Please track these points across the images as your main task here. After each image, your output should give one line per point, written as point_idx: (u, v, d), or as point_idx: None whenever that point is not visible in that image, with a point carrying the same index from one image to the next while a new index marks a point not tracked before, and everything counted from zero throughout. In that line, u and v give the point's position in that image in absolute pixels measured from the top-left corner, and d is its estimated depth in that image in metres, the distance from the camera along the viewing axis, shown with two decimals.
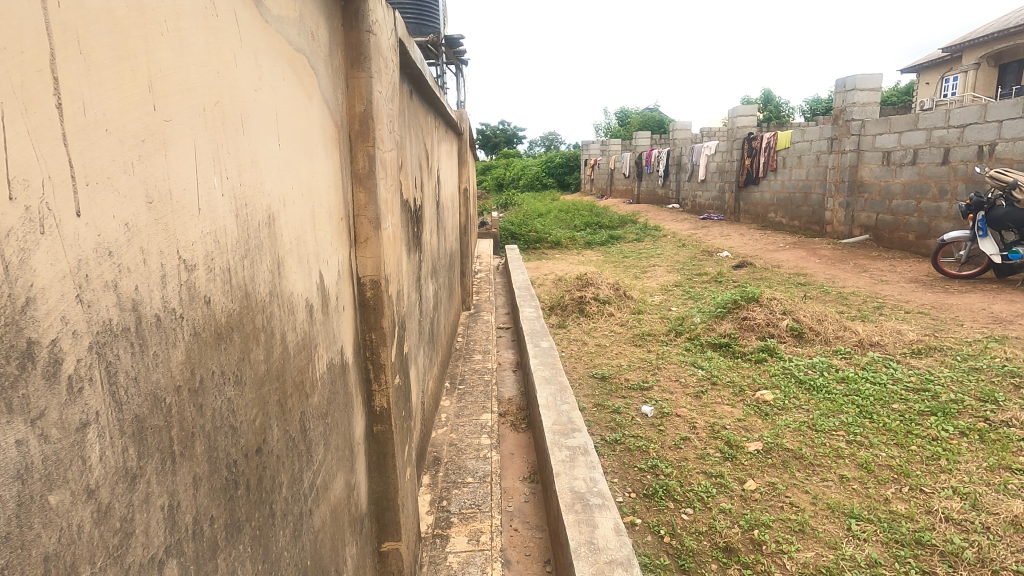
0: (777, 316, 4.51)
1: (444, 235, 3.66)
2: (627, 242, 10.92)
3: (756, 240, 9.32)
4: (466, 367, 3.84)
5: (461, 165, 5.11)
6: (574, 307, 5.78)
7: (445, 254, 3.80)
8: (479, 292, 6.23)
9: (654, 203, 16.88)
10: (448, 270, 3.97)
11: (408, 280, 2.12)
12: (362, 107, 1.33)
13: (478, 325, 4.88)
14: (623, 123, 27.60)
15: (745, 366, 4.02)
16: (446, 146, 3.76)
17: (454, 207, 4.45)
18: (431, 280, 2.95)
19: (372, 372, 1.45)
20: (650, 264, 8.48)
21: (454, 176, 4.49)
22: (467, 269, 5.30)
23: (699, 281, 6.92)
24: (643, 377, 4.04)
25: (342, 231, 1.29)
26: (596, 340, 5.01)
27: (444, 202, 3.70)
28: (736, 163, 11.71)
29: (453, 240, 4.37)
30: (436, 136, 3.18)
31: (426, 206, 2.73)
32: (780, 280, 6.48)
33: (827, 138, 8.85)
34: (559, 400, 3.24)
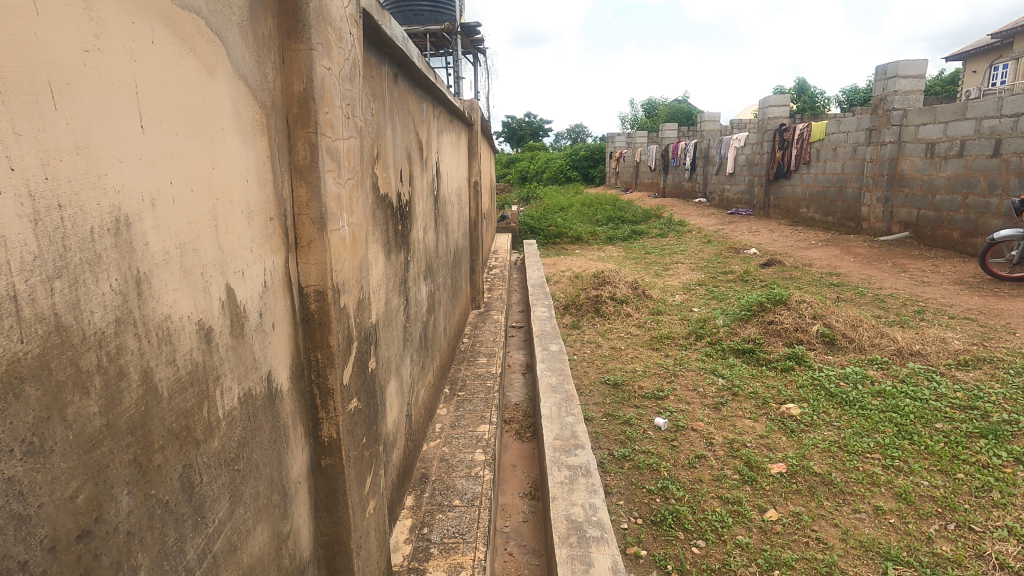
0: (806, 320, 4.18)
1: (446, 231, 3.46)
2: (650, 238, 10.56)
3: (787, 237, 8.87)
4: (469, 371, 3.63)
5: (471, 157, 4.89)
6: (589, 306, 5.52)
7: (448, 252, 3.58)
8: (492, 290, 6.02)
9: (681, 197, 16.37)
10: (452, 269, 3.76)
11: (385, 283, 1.91)
12: (302, 86, 1.12)
13: (486, 325, 4.66)
14: (650, 115, 26.95)
15: (770, 375, 3.72)
16: (449, 137, 3.54)
17: (461, 202, 4.23)
18: (426, 281, 2.74)
19: (317, 398, 1.24)
20: (673, 260, 8.14)
21: (461, 169, 4.27)
22: (477, 266, 5.09)
23: (724, 280, 6.58)
24: (658, 385, 3.78)
25: (273, 234, 1.08)
26: (611, 343, 4.74)
27: (447, 197, 3.49)
28: (767, 155, 11.20)
29: (459, 236, 4.15)
30: (435, 125, 2.95)
31: (418, 200, 2.53)
32: (812, 281, 6.09)
33: (865, 129, 8.34)
34: (564, 411, 3.01)
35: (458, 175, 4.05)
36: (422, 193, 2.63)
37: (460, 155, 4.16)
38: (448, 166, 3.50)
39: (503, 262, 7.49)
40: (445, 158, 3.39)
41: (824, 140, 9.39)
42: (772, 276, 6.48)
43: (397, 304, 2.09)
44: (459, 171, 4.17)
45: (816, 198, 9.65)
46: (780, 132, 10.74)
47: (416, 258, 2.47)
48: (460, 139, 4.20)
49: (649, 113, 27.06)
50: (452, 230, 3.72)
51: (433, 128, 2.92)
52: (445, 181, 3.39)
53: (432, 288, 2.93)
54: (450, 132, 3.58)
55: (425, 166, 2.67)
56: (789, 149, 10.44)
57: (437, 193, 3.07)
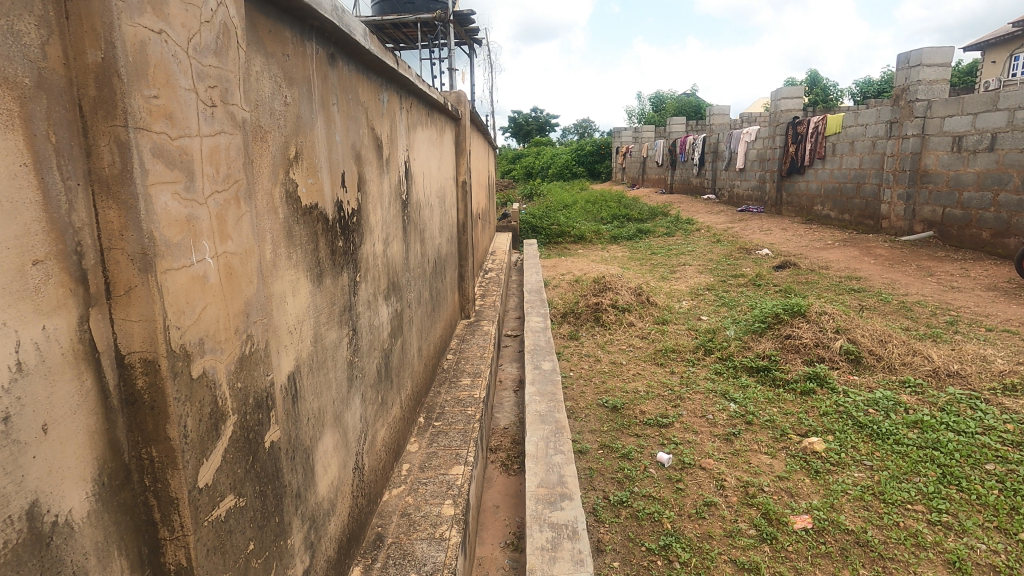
0: (828, 334, 3.76)
1: (422, 239, 3.06)
2: (656, 237, 10.12)
3: (801, 237, 8.40)
4: (450, 395, 3.25)
5: (458, 154, 4.49)
6: (589, 315, 5.11)
7: (426, 263, 3.18)
8: (485, 296, 5.63)
9: (689, 193, 15.87)
10: (431, 281, 3.37)
11: (313, 316, 1.52)
12: (99, 56, 0.74)
13: (474, 338, 4.27)
14: (658, 108, 26.38)
15: (789, 399, 3.31)
16: (425, 132, 3.16)
17: (444, 203, 3.84)
18: (389, 301, 2.35)
19: (155, 512, 0.86)
20: (680, 262, 7.72)
21: (444, 166, 3.88)
22: (467, 273, 4.70)
23: (735, 284, 6.16)
24: (663, 410, 3.37)
25: (41, 285, 0.70)
26: (611, 357, 4.35)
27: (423, 199, 3.11)
28: (779, 149, 10.70)
29: (442, 241, 3.76)
30: (401, 119, 2.57)
31: (375, 207, 2.15)
32: (831, 286, 5.65)
33: (885, 122, 7.86)
34: (552, 447, 2.61)
35: (439, 174, 3.66)
36: (382, 198, 2.25)
37: (442, 150, 3.78)
38: (424, 164, 3.13)
39: (500, 265, 7.09)
40: (419, 156, 3.00)
41: (840, 134, 8.89)
42: (786, 281, 6.04)
43: (335, 339, 1.69)
44: (442, 169, 3.79)
45: (832, 194, 9.16)
46: (793, 125, 10.23)
47: (371, 275, 2.09)
48: (443, 135, 3.83)
49: (656, 106, 26.48)
50: (430, 237, 3.33)
51: (399, 122, 2.54)
52: (419, 183, 3.00)
53: (399, 307, 2.54)
54: (426, 127, 3.20)
55: (386, 165, 2.29)
56: (802, 144, 9.94)
57: (406, 195, 2.69)
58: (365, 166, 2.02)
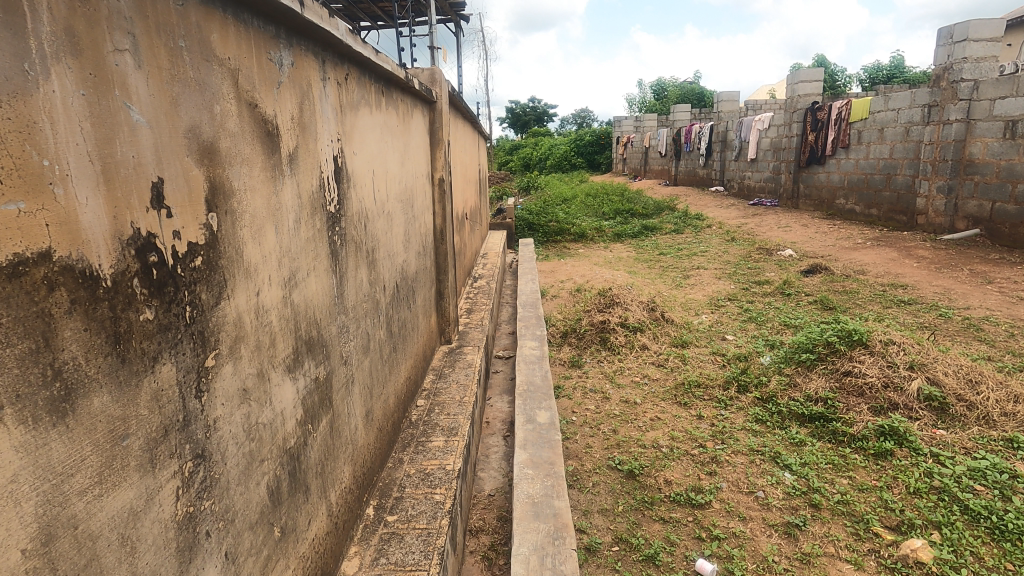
0: (899, 371, 2.96)
1: (370, 261, 2.25)
2: (663, 235, 9.31)
3: (826, 235, 7.58)
4: (416, 466, 2.46)
5: (432, 145, 3.67)
6: (594, 336, 4.31)
7: (379, 293, 2.37)
8: (472, 311, 4.82)
9: (694, 185, 15.06)
10: (389, 314, 2.56)
11: (34, 492, 0.71)
12: None
13: (454, 373, 3.47)
14: (660, 96, 25.48)
15: (860, 467, 2.52)
16: (374, 114, 2.34)
17: (411, 208, 3.02)
18: (300, 371, 1.54)
19: None
20: (694, 265, 6.91)
21: (412, 160, 3.07)
22: (446, 290, 3.89)
23: (760, 294, 5.38)
24: (695, 479, 2.58)
25: None
26: (623, 395, 3.56)
27: (372, 207, 2.30)
28: (797, 138, 9.86)
29: (408, 257, 2.95)
30: (323, 95, 1.75)
31: (261, 230, 1.34)
32: (874, 298, 4.85)
33: (921, 106, 7.04)
34: (549, 567, 1.83)
35: (402, 171, 2.85)
36: (279, 216, 1.43)
37: (406, 139, 2.96)
38: (373, 157, 2.31)
39: (492, 270, 6.29)
40: (363, 147, 2.18)
41: (867, 120, 8.07)
42: (820, 290, 5.25)
43: (131, 501, 0.88)
44: (408, 166, 2.98)
45: (858, 187, 8.35)
46: (812, 111, 9.38)
47: (251, 343, 1.27)
48: (408, 123, 3.02)
49: (658, 93, 25.46)
50: (387, 256, 2.51)
51: (320, 98, 1.72)
52: (364, 184, 2.18)
53: (324, 371, 1.73)
54: (377, 109, 2.39)
55: (287, 162, 1.48)
56: (823, 132, 9.10)
57: (338, 205, 1.88)
58: (231, 166, 1.21)
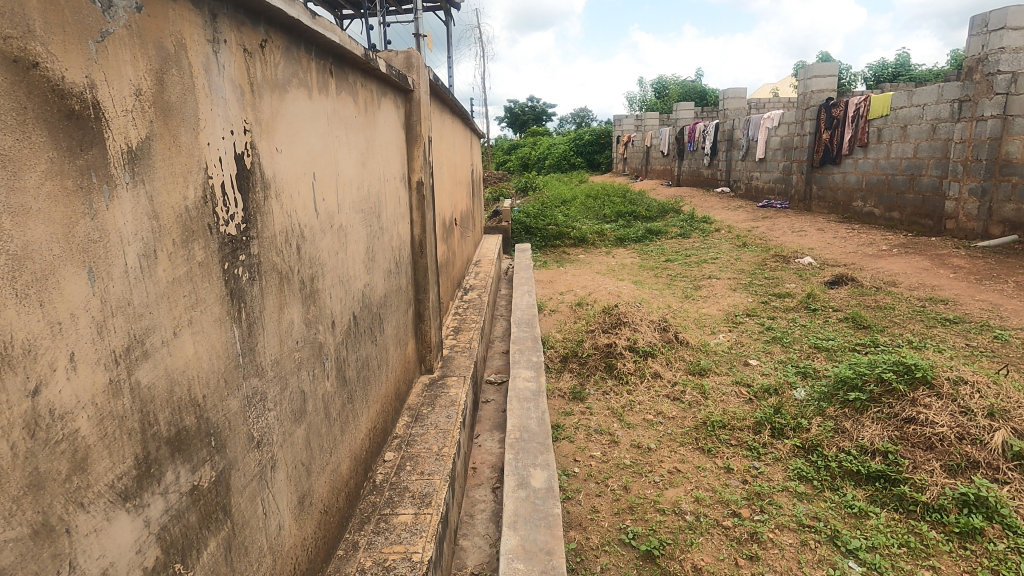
0: (977, 420, 2.41)
1: (308, 294, 1.69)
2: (669, 239, 8.76)
3: (846, 241, 7.04)
4: (374, 555, 1.90)
5: (407, 142, 3.12)
6: (598, 362, 3.76)
7: (323, 334, 1.81)
8: (459, 331, 4.26)
9: (698, 185, 14.52)
10: (342, 357, 2.01)
11: None
12: None
13: (434, 413, 2.92)
14: (661, 95, 24.94)
15: (944, 552, 1.98)
16: (315, 100, 1.78)
17: (376, 218, 2.46)
18: (154, 493, 0.99)
19: None
20: (704, 274, 6.36)
21: (378, 159, 2.51)
22: (426, 311, 3.33)
23: (781, 309, 4.84)
24: (731, 566, 2.03)
25: None
26: (634, 438, 3.01)
27: (312, 221, 1.73)
28: (809, 136, 9.31)
29: (371, 279, 2.39)
30: (211, 64, 1.18)
31: (50, 280, 0.78)
32: (913, 315, 4.31)
33: (950, 101, 6.57)
34: None
35: (363, 173, 2.29)
36: (102, 251, 0.87)
37: (369, 133, 2.40)
38: (313, 155, 1.75)
39: (484, 281, 5.73)
40: (295, 142, 1.61)
41: (888, 117, 7.53)
42: (850, 305, 4.71)
43: None
44: (371, 167, 2.41)
45: (877, 188, 7.82)
46: (826, 108, 8.84)
47: (10, 489, 0.72)
48: (373, 114, 2.46)
49: (658, 92, 24.89)
50: (337, 283, 1.96)
51: (205, 66, 1.16)
52: (297, 190, 1.62)
53: (213, 473, 1.17)
54: (320, 93, 1.83)
55: (124, 160, 0.93)
56: (838, 130, 8.56)
57: (244, 222, 1.32)
58: None
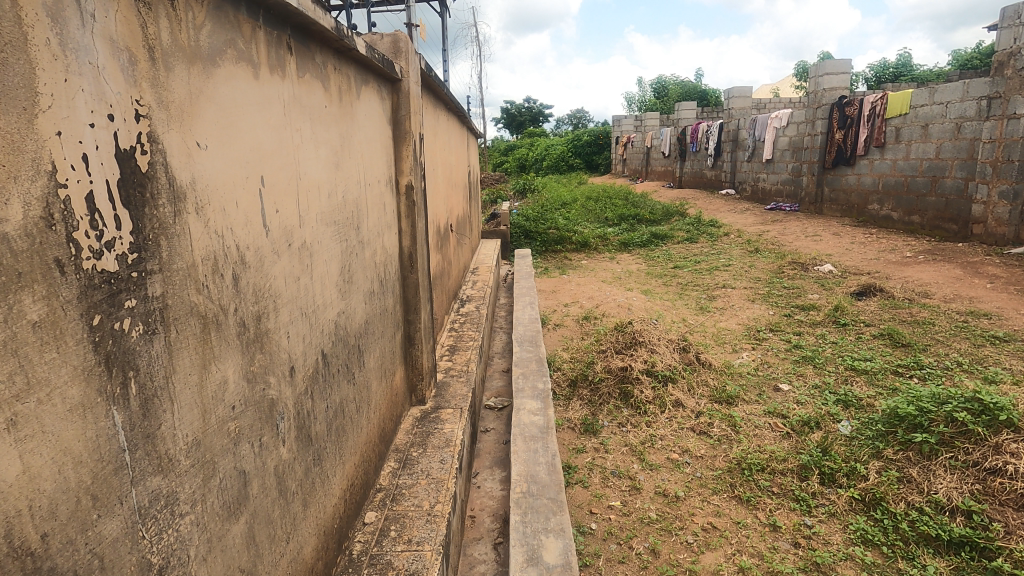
0: None
1: (251, 338, 1.26)
2: (675, 244, 8.35)
3: (866, 247, 6.65)
4: None
5: (394, 139, 2.69)
6: (612, 388, 3.34)
7: (274, 388, 1.38)
8: (455, 351, 3.84)
9: (701, 187, 14.13)
10: (305, 411, 1.58)
11: None
12: None
13: (425, 457, 2.49)
14: (660, 95, 24.57)
15: None
16: (264, 80, 1.35)
17: (353, 229, 2.03)
18: None
19: None
20: (717, 282, 5.96)
21: (356, 158, 2.08)
22: (417, 334, 2.90)
23: (807, 324, 4.43)
24: None
25: None
26: (659, 483, 2.59)
27: (259, 240, 1.31)
28: (821, 136, 8.92)
29: (348, 304, 1.97)
30: (63, 7, 0.76)
31: None
32: (957, 332, 3.91)
33: (976, 98, 6.21)
34: None
35: (336, 176, 1.86)
36: None
37: (346, 127, 1.98)
38: (260, 153, 1.33)
39: (482, 292, 5.30)
40: (230, 135, 1.19)
41: (907, 115, 7.16)
42: (884, 319, 4.30)
43: None
44: (347, 167, 1.99)
45: (895, 191, 7.45)
46: (839, 106, 8.45)
47: None
48: (351, 105, 2.03)
49: (658, 91, 24.52)
50: (298, 315, 1.53)
51: (51, 12, 0.74)
52: (234, 200, 1.20)
53: None
54: (274, 72, 1.40)
55: None
56: (852, 129, 8.18)
57: (134, 250, 0.89)
58: None
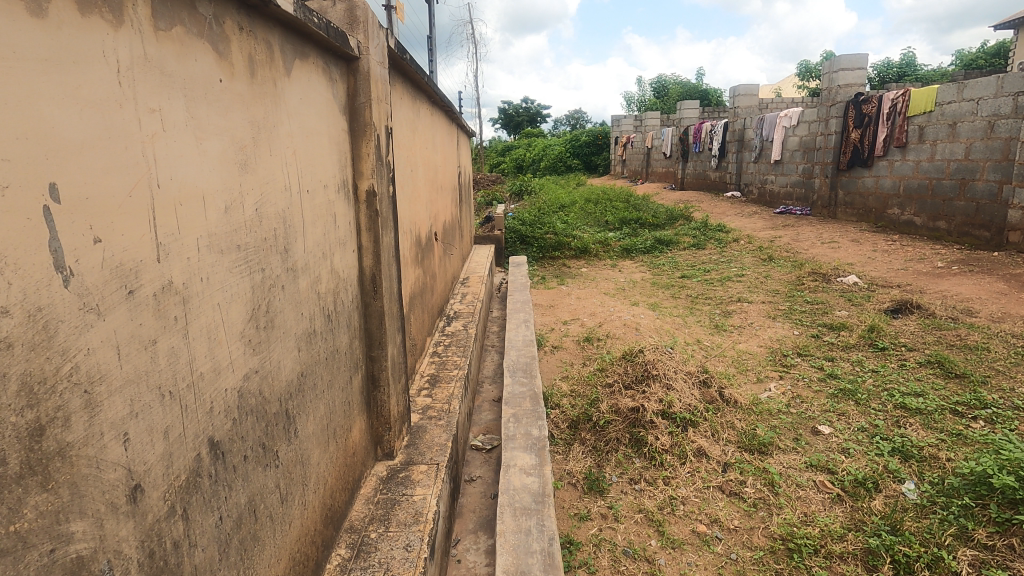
0: None
1: (8, 480, 0.71)
2: (681, 251, 7.81)
3: (889, 256, 6.12)
4: None
5: (349, 132, 2.13)
6: (621, 433, 2.80)
7: (84, 540, 0.82)
8: (436, 382, 3.28)
9: (704, 189, 13.62)
10: (169, 544, 1.02)
11: None
12: None
13: (385, 541, 1.93)
14: (660, 95, 24.06)
15: None
16: (62, 21, 0.80)
17: (275, 253, 1.48)
18: None
19: None
20: (731, 294, 5.41)
21: (282, 156, 1.53)
22: (382, 375, 2.35)
23: (839, 347, 3.89)
24: None
25: None
26: (684, 569, 2.05)
27: (38, 295, 0.75)
28: (835, 136, 8.41)
29: (266, 360, 1.41)
30: None
31: None
32: (1018, 360, 3.38)
33: (1011, 94, 5.71)
34: None
35: (241, 181, 1.31)
36: None
37: (263, 113, 1.42)
38: (48, 144, 0.77)
39: (472, 307, 4.75)
40: None
41: (932, 113, 6.65)
42: (928, 342, 3.77)
43: None
44: (265, 169, 1.43)
45: (918, 194, 6.94)
46: (855, 104, 7.89)
47: None
48: (272, 84, 1.48)
49: (657, 90, 23.98)
50: (154, 401, 0.98)
51: None
52: None
53: None
54: (92, 14, 0.85)
55: None
56: (870, 128, 7.64)
57: None
58: None
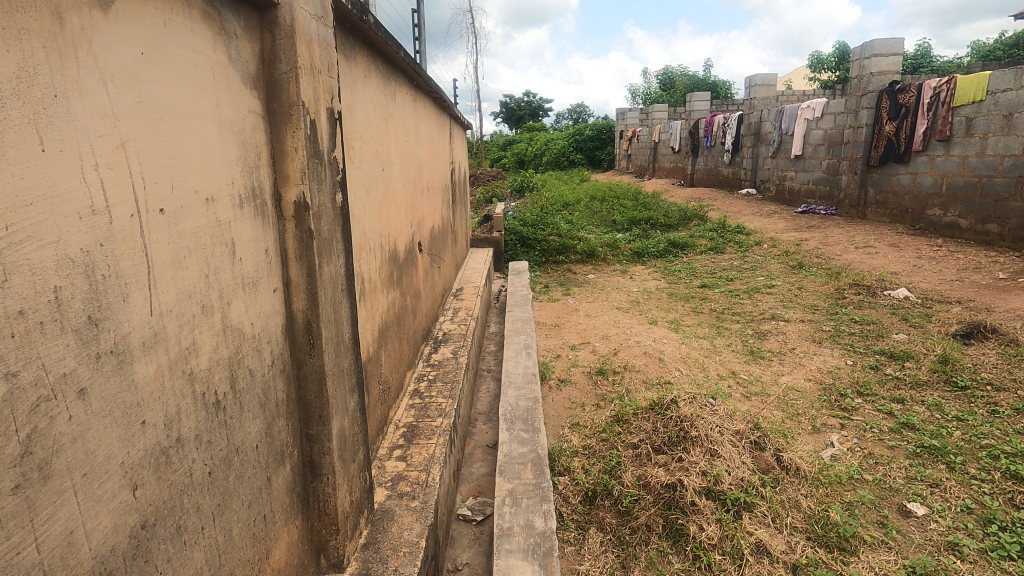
0: None
1: None
2: (698, 255, 7.12)
3: (938, 264, 5.42)
4: None
5: (262, 116, 1.43)
6: (652, 519, 2.12)
7: None
8: (413, 437, 2.60)
9: (715, 186, 12.91)
10: None
11: None
12: None
13: None
14: (667, 87, 23.26)
15: None
16: None
17: (56, 334, 0.79)
18: None
19: None
20: (763, 310, 4.72)
21: (81, 153, 0.84)
22: (324, 460, 1.67)
23: (909, 385, 3.20)
24: None
25: None
26: None
27: None
28: (865, 128, 7.68)
29: (18, 548, 0.73)
30: None
31: None
32: None
33: None
34: None
35: None
36: None
37: (16, 69, 0.73)
38: None
39: (464, 327, 4.07)
40: None
41: (982, 103, 5.92)
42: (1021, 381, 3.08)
43: None
44: (21, 177, 0.75)
45: (964, 194, 6.24)
46: (889, 93, 7.14)
47: None
48: (49, 18, 0.79)
49: (664, 83, 23.18)
50: None
51: None
52: None
53: None
54: None
55: None
56: (906, 120, 6.91)
57: None
58: None
